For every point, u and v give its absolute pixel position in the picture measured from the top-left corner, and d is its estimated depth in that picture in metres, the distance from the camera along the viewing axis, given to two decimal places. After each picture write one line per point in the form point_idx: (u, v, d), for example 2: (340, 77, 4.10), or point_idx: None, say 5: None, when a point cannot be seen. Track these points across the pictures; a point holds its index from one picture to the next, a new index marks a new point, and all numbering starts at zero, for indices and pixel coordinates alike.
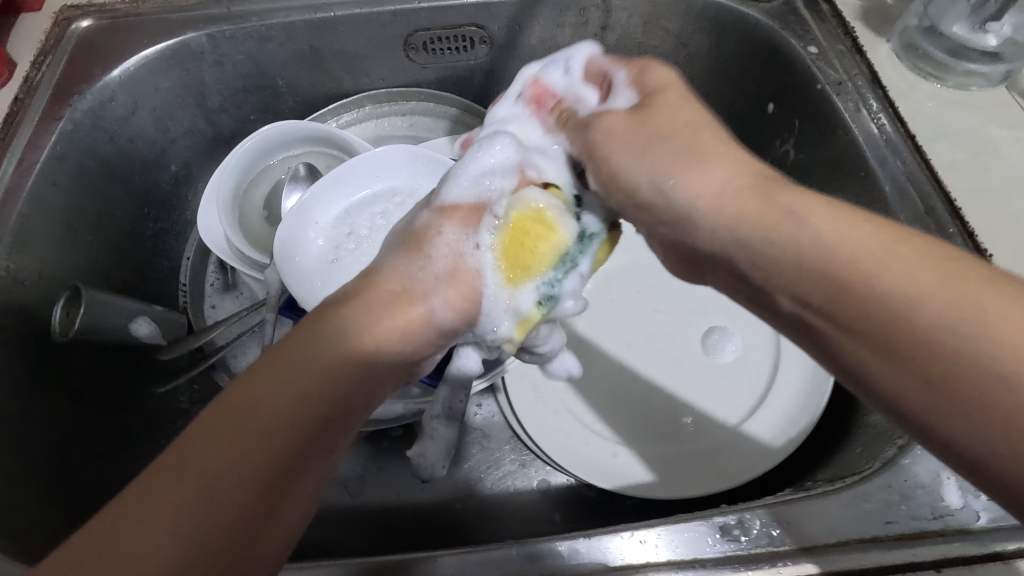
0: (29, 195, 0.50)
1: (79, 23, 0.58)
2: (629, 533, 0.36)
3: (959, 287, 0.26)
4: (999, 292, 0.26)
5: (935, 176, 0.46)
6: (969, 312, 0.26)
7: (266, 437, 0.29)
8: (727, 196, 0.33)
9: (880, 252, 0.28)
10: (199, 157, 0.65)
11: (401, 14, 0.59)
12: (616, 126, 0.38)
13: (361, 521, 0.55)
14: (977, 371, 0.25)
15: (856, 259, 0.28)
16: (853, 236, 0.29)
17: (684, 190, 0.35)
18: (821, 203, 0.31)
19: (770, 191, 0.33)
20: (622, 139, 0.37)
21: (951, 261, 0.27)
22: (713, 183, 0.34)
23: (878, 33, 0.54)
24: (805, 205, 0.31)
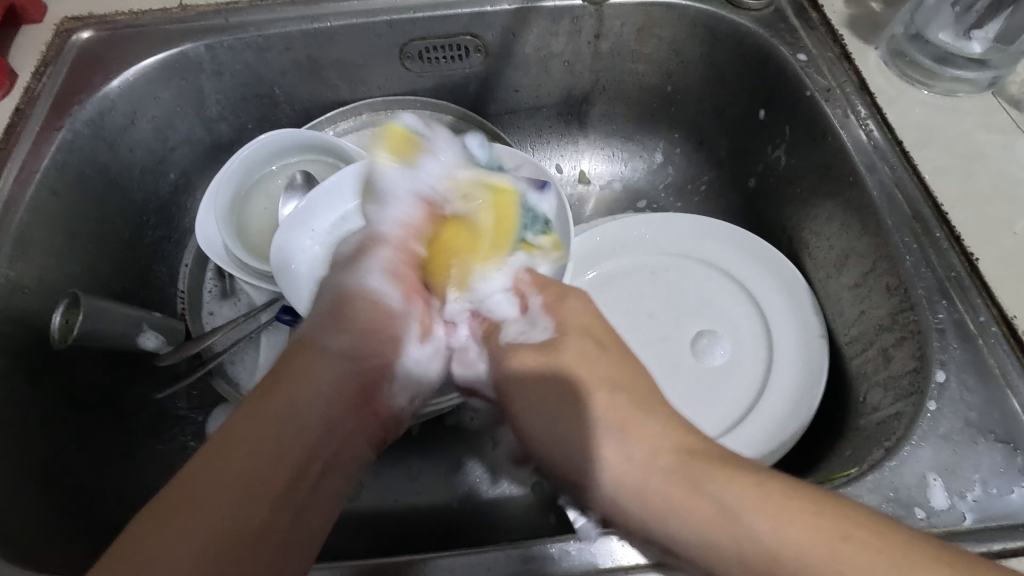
0: (30, 203, 0.50)
1: (80, 34, 0.59)
2: (620, 535, 0.36)
3: (779, 513, 0.30)
4: (806, 525, 0.29)
5: (922, 182, 0.47)
6: (785, 538, 0.29)
7: (241, 492, 0.32)
8: (653, 467, 0.35)
9: (731, 532, 0.31)
10: (197, 165, 0.65)
11: (396, 23, 0.60)
12: (527, 367, 0.45)
13: (357, 524, 0.56)
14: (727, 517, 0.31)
15: (759, 532, 0.30)
16: (745, 499, 0.31)
17: (629, 465, 0.35)
18: (655, 449, 0.35)
19: (702, 477, 0.33)
20: (543, 405, 0.43)
21: (851, 519, 0.29)
22: (639, 458, 0.35)
23: (867, 41, 0.55)
24: (641, 445, 0.36)
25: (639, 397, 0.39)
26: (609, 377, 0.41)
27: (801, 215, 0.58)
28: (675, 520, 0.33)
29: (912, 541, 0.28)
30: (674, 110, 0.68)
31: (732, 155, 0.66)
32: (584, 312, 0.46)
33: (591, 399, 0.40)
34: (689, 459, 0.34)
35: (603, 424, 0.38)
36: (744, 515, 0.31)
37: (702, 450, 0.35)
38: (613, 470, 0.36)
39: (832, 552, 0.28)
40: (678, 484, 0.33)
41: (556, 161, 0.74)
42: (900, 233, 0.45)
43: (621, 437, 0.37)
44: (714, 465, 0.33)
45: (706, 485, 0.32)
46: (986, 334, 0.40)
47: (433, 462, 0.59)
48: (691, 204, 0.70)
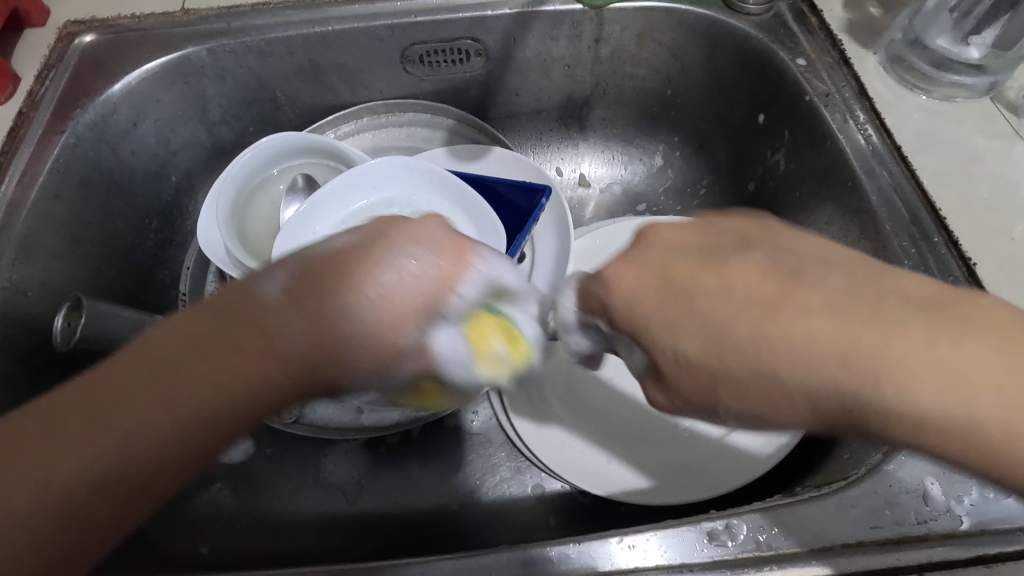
0: (33, 206, 0.51)
1: (83, 38, 0.59)
2: (619, 539, 0.36)
3: (967, 346, 0.27)
4: (981, 343, 0.27)
5: (920, 186, 0.47)
6: (992, 375, 0.27)
7: (71, 490, 0.29)
8: (833, 356, 0.28)
9: (976, 383, 0.27)
10: (200, 168, 0.66)
11: (398, 27, 0.60)
12: (638, 281, 0.33)
13: (357, 527, 0.56)
14: (936, 388, 0.27)
15: (968, 374, 0.27)
16: (941, 340, 0.27)
17: (808, 350, 0.28)
18: (837, 340, 0.28)
19: (890, 327, 0.27)
20: (662, 301, 0.32)
21: (958, 317, 0.28)
22: (805, 354, 0.28)
23: (866, 46, 0.55)
24: (828, 327, 0.28)
25: (743, 285, 0.30)
26: (698, 246, 0.33)
27: (800, 219, 0.58)
28: (890, 391, 0.27)
29: (1008, 338, 0.28)
30: (674, 113, 0.68)
31: (732, 158, 0.66)
32: (669, 236, 0.34)
33: (729, 270, 0.31)
34: (859, 310, 0.28)
35: (734, 341, 0.30)
36: (957, 358, 0.27)
37: (867, 312, 0.28)
38: (796, 356, 0.28)
39: (982, 345, 0.27)
40: (850, 339, 0.28)
41: (556, 164, 0.74)
42: (899, 237, 0.45)
43: (768, 335, 0.29)
44: (887, 311, 0.28)
45: (893, 386, 0.27)
46: None
47: (433, 464, 0.59)
48: (690, 208, 0.71)
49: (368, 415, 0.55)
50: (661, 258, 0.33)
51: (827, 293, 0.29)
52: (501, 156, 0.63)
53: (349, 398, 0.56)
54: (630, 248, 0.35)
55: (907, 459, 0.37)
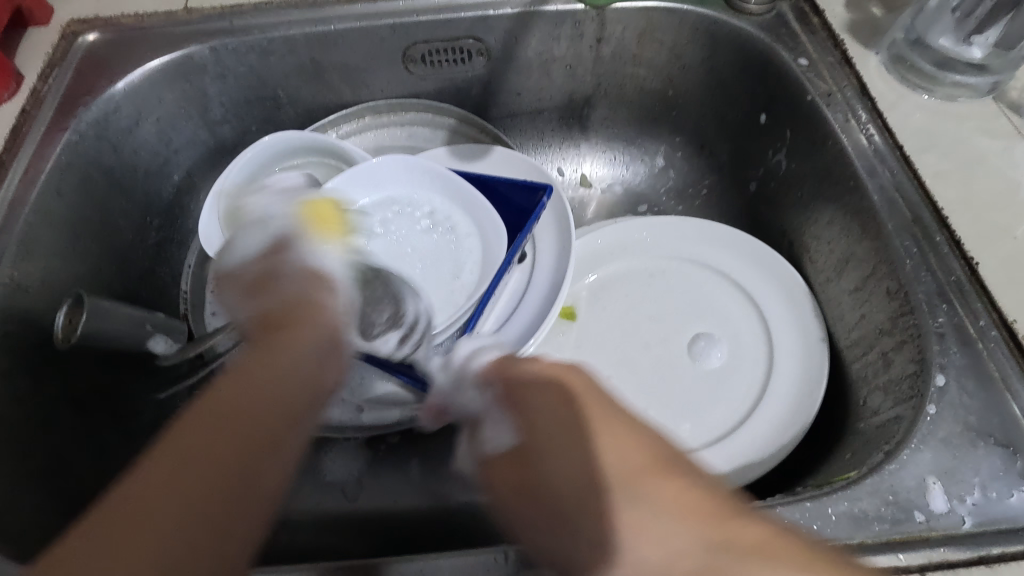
0: (34, 204, 0.51)
1: (85, 37, 0.59)
2: None
3: (800, 571, 0.25)
4: (787, 562, 0.25)
5: (923, 186, 0.47)
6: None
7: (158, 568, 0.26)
8: (686, 567, 0.25)
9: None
10: (201, 166, 0.66)
11: (399, 27, 0.60)
12: (506, 471, 0.33)
13: (355, 526, 0.56)
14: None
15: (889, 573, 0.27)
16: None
17: (635, 562, 0.26)
18: (688, 551, 0.26)
19: (739, 571, 0.25)
20: (517, 501, 0.32)
21: (817, 560, 0.25)
22: (660, 554, 0.26)
23: (868, 46, 0.55)
24: (675, 537, 0.26)
25: (573, 484, 0.29)
26: (552, 438, 0.31)
27: (801, 219, 0.58)
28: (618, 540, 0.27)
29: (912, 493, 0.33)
30: (676, 113, 0.68)
31: (734, 159, 0.66)
32: (540, 366, 0.34)
33: (534, 409, 0.32)
34: (673, 501, 0.27)
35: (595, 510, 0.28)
36: (667, 547, 0.26)
37: (727, 514, 0.27)
38: (643, 536, 0.26)
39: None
40: (695, 551, 0.26)
41: (557, 164, 0.74)
42: (901, 236, 0.45)
43: (638, 518, 0.27)
44: (788, 547, 0.25)
45: (731, 568, 0.25)
46: (986, 338, 0.40)
47: (431, 463, 0.59)
48: (692, 208, 0.70)
49: (368, 414, 0.55)
50: (519, 386, 0.33)
51: (675, 484, 0.28)
52: (502, 155, 0.63)
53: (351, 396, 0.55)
54: (506, 368, 0.35)
55: (907, 461, 0.37)
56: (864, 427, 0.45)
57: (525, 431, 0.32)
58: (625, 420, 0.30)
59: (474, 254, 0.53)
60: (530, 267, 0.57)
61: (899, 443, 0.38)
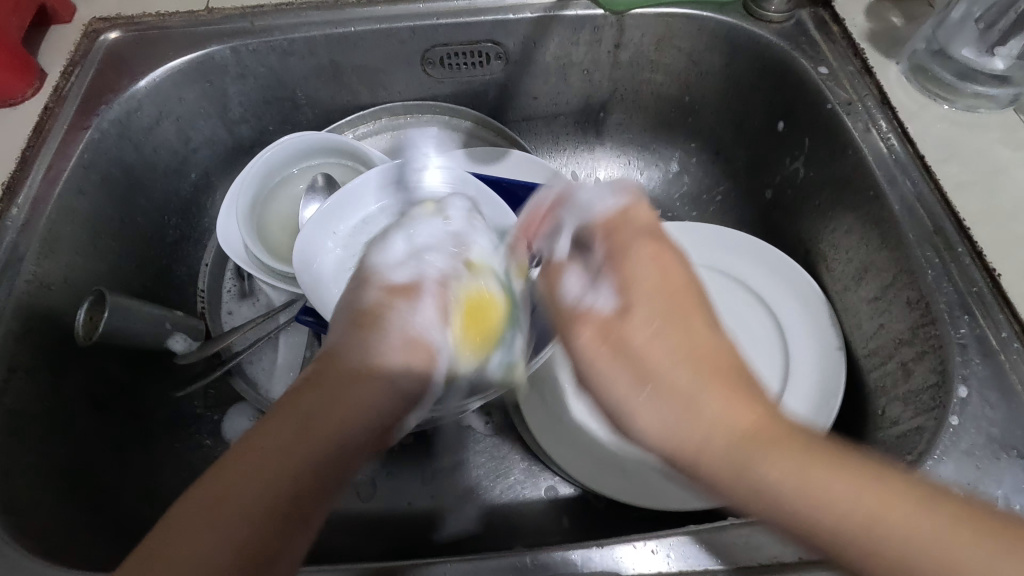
0: (57, 201, 0.51)
1: (107, 35, 0.60)
2: (642, 543, 0.36)
3: (843, 475, 0.26)
4: (829, 479, 0.26)
5: (944, 197, 0.47)
6: (814, 496, 0.26)
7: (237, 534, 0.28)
8: (722, 448, 0.28)
9: (792, 499, 0.27)
10: (219, 166, 0.66)
11: (419, 30, 0.60)
12: (593, 338, 0.34)
13: (368, 527, 0.56)
14: (761, 498, 0.27)
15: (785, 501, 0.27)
16: (790, 479, 0.27)
17: (663, 426, 0.30)
18: (730, 424, 0.28)
19: (756, 453, 0.28)
20: (605, 360, 0.33)
21: (884, 482, 0.26)
22: (658, 425, 0.30)
23: (888, 56, 0.55)
24: (715, 406, 0.29)
25: (661, 327, 0.32)
26: (656, 330, 0.32)
27: (818, 227, 0.58)
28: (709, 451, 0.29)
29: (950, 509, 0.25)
30: (692, 119, 0.68)
31: (750, 165, 0.66)
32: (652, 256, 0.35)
33: (669, 326, 0.32)
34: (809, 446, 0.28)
35: (727, 424, 0.29)
36: (820, 484, 0.26)
37: (775, 429, 0.28)
38: (701, 410, 0.29)
39: (802, 471, 0.27)
40: (758, 454, 0.28)
41: (572, 168, 0.74)
42: (922, 247, 0.45)
43: (694, 401, 0.30)
44: (789, 437, 0.28)
45: (759, 468, 0.27)
46: (1008, 350, 0.40)
47: (445, 465, 0.59)
48: (706, 214, 0.71)
49: None
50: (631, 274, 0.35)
51: (739, 399, 0.29)
52: (519, 159, 0.63)
53: None
54: (621, 248, 0.36)
55: (929, 471, 0.37)
56: (883, 437, 0.45)
57: (622, 288, 0.35)
58: (699, 308, 0.33)
59: None
60: None
61: (921, 454, 0.38)
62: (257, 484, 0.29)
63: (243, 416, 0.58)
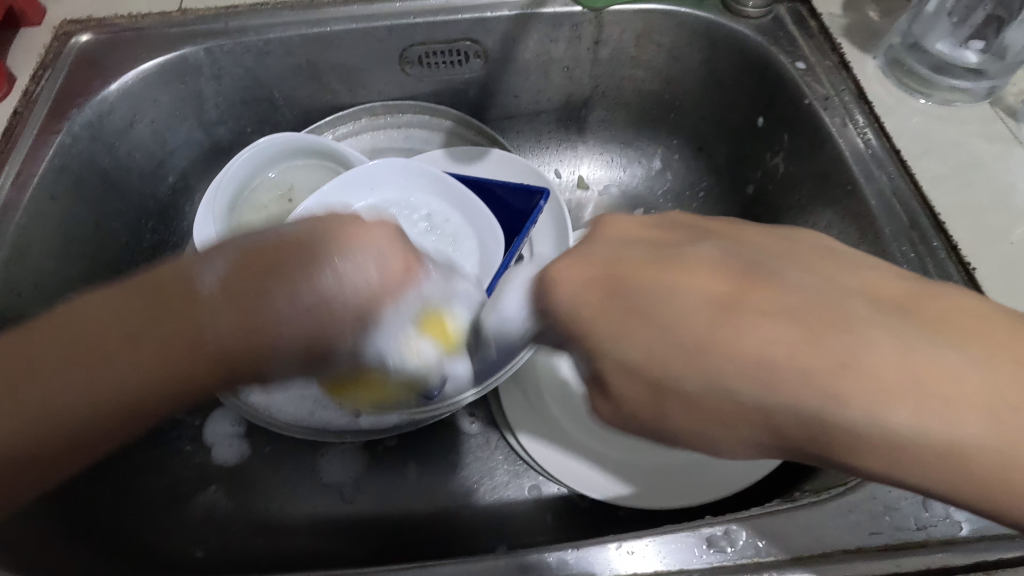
0: (28, 207, 0.50)
1: (79, 38, 0.58)
2: (618, 544, 0.36)
3: (940, 345, 0.27)
4: (971, 352, 0.27)
5: (919, 190, 0.47)
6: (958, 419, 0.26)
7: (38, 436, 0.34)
8: (797, 366, 0.27)
9: (953, 390, 0.26)
10: (196, 168, 0.65)
11: (397, 29, 0.60)
12: (589, 296, 0.31)
13: (351, 531, 0.55)
14: (1002, 457, 0.26)
15: (889, 367, 0.27)
16: (894, 349, 0.27)
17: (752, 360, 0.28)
18: (786, 349, 0.28)
19: (857, 331, 0.27)
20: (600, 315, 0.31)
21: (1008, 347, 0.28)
22: (759, 348, 0.28)
23: (865, 50, 0.55)
24: (772, 329, 0.28)
25: (682, 308, 0.29)
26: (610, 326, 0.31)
27: (799, 223, 0.58)
28: (882, 402, 0.27)
29: (964, 328, 0.28)
30: (673, 115, 0.68)
31: (731, 161, 0.66)
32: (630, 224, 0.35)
33: (756, 333, 0.28)
34: (828, 336, 0.27)
35: (714, 363, 0.29)
36: (873, 349, 0.27)
37: (840, 313, 0.28)
38: (749, 351, 0.28)
39: (943, 355, 0.27)
40: (948, 365, 0.27)
41: (555, 166, 0.74)
42: (898, 242, 0.45)
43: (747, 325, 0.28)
44: (899, 321, 0.28)
45: (860, 353, 0.27)
46: None
47: (430, 468, 0.59)
48: (689, 210, 0.70)
49: (366, 419, 0.55)
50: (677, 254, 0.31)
51: (890, 357, 0.27)
52: (500, 158, 0.62)
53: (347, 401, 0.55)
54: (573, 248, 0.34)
55: None
56: None
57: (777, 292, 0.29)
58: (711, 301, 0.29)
59: (472, 257, 0.52)
60: None
61: None
62: (81, 379, 0.34)
63: (224, 421, 0.59)
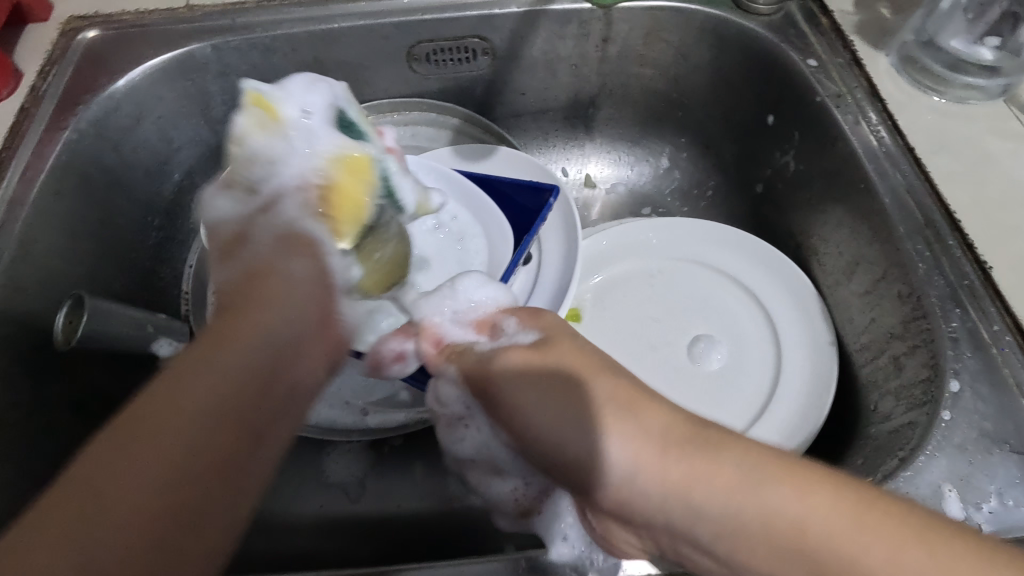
0: (34, 203, 0.50)
1: (86, 34, 0.58)
2: (631, 544, 0.36)
3: (761, 492, 0.29)
4: (820, 505, 0.28)
5: (934, 188, 0.46)
6: (736, 513, 0.30)
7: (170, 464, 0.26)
8: (676, 473, 0.31)
9: (771, 529, 0.29)
10: (202, 166, 0.65)
11: (404, 26, 0.59)
12: (521, 363, 0.38)
13: (358, 530, 0.55)
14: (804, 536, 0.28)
15: (718, 493, 0.30)
16: (742, 466, 0.30)
17: (616, 454, 0.33)
18: (659, 452, 0.32)
19: (696, 450, 0.31)
20: (530, 386, 0.37)
21: (820, 481, 0.29)
22: (626, 449, 0.33)
23: (876, 47, 0.54)
24: (630, 437, 0.33)
25: (617, 402, 0.34)
26: (553, 382, 0.37)
27: (809, 221, 0.57)
28: (698, 494, 0.30)
29: (789, 462, 0.30)
30: (681, 114, 0.68)
31: (740, 160, 0.65)
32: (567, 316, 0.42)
33: (629, 435, 0.33)
34: (686, 453, 0.31)
35: (599, 426, 0.34)
36: (749, 488, 0.29)
37: (703, 437, 0.32)
38: (619, 441, 0.33)
39: (767, 495, 0.29)
40: (771, 488, 0.29)
41: (562, 164, 0.73)
42: (912, 240, 0.45)
43: (633, 419, 0.34)
44: (807, 477, 0.29)
45: (721, 454, 0.31)
46: (1000, 344, 0.40)
47: (437, 467, 0.58)
48: (697, 209, 0.70)
49: (373, 417, 0.55)
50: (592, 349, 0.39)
51: (705, 463, 0.31)
52: (507, 155, 0.62)
53: (354, 399, 0.55)
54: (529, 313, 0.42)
55: (920, 467, 0.37)
56: (875, 433, 0.45)
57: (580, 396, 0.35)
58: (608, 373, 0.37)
59: (480, 255, 0.53)
60: (535, 269, 0.56)
61: (912, 450, 0.38)
62: (198, 390, 0.28)
63: None
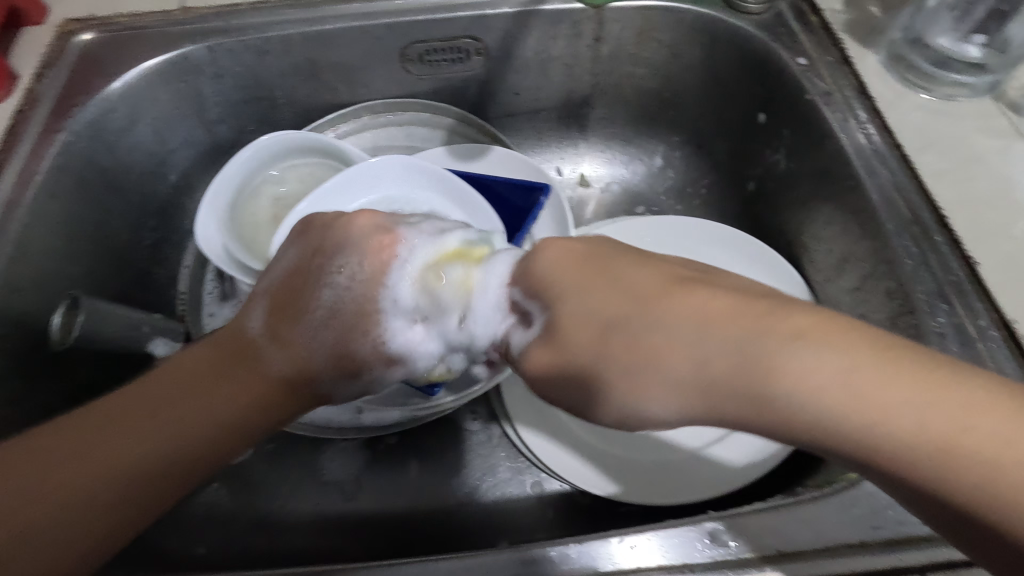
0: (29, 205, 0.50)
1: (80, 37, 0.59)
2: (620, 538, 0.37)
3: (890, 385, 0.28)
4: (912, 380, 0.28)
5: (922, 185, 0.47)
6: (851, 388, 0.28)
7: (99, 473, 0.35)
8: (719, 369, 0.30)
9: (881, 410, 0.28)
10: (197, 167, 0.65)
11: (397, 27, 0.60)
12: (550, 344, 0.34)
13: (354, 527, 0.55)
14: (909, 444, 0.27)
15: (813, 399, 0.28)
16: (831, 376, 0.28)
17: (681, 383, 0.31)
18: (717, 355, 0.30)
19: (769, 347, 0.29)
20: (577, 345, 0.33)
21: (905, 357, 0.28)
22: (694, 367, 0.30)
23: (866, 45, 0.55)
24: (693, 338, 0.31)
25: (642, 303, 0.32)
26: (604, 323, 0.32)
27: (800, 219, 0.58)
28: (775, 423, 0.29)
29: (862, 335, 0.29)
30: (674, 113, 0.68)
31: (732, 158, 0.66)
32: (561, 251, 0.36)
33: (690, 351, 0.30)
34: (748, 341, 0.30)
35: (623, 379, 0.32)
36: (829, 384, 0.28)
37: (761, 320, 0.30)
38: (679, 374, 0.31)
39: (848, 375, 0.28)
40: (874, 390, 0.28)
41: (556, 163, 0.74)
42: (900, 236, 0.45)
43: (683, 343, 0.31)
44: (841, 327, 0.29)
45: (776, 386, 0.29)
46: (985, 339, 0.40)
47: (431, 465, 0.59)
48: (690, 207, 0.70)
49: (367, 416, 0.55)
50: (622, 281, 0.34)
51: (796, 367, 0.29)
52: (500, 155, 0.62)
53: (348, 398, 0.56)
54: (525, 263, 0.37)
55: None
56: None
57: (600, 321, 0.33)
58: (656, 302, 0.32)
59: None
60: None
61: None
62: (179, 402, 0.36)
63: None
